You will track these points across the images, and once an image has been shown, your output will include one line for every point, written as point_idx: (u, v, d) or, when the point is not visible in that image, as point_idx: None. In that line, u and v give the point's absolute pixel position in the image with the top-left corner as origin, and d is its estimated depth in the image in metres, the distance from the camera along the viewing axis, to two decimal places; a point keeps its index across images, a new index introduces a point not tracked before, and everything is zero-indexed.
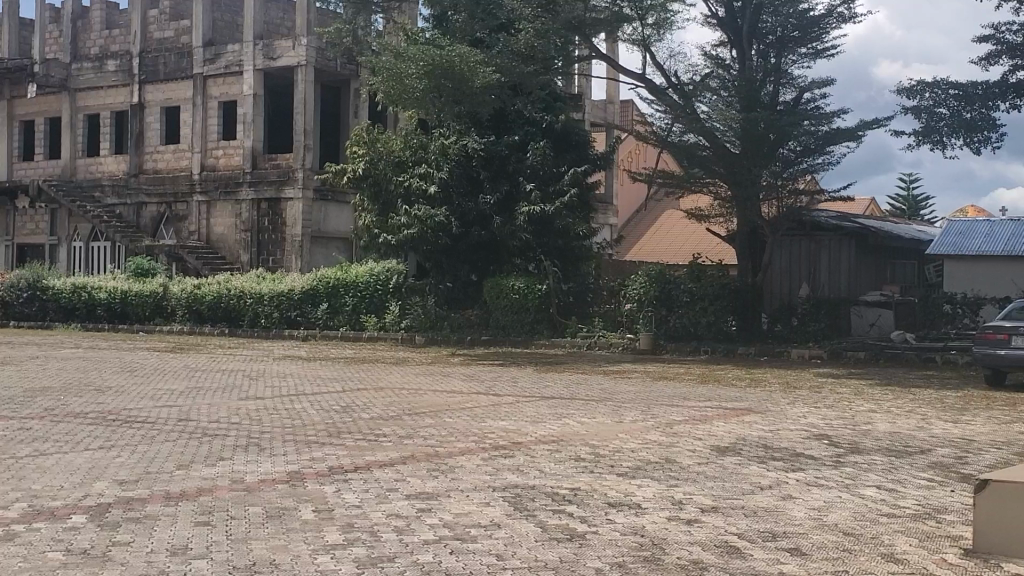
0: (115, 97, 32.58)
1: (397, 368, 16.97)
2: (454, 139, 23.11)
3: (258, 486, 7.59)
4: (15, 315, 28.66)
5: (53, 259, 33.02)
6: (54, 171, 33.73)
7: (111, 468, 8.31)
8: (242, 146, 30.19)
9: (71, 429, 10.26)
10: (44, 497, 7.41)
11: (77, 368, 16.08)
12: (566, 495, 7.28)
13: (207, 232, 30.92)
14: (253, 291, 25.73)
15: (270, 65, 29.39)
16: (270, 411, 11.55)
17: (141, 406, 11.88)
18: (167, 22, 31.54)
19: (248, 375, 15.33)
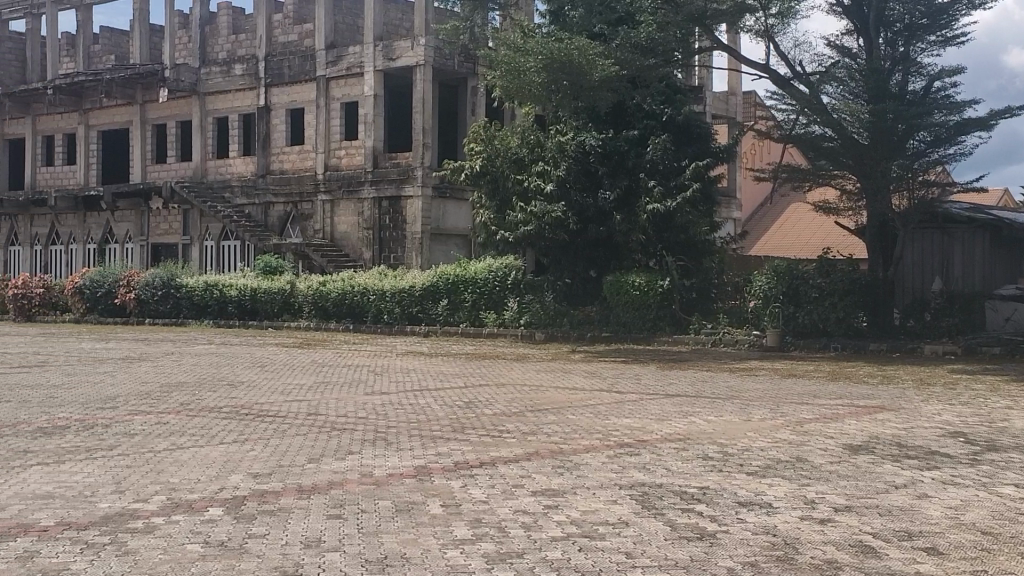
0: (243, 99, 33.35)
1: (519, 364, 17.01)
2: (572, 135, 23.22)
3: (387, 479, 7.71)
4: (151, 312, 29.71)
5: (185, 258, 33.99)
6: (186, 172, 34.67)
7: (245, 461, 8.52)
8: (363, 146, 30.63)
9: (207, 422, 10.56)
10: (182, 489, 7.64)
11: (209, 364, 16.50)
12: (696, 494, 7.21)
13: (331, 231, 31.39)
14: (376, 288, 26.10)
15: (389, 65, 29.83)
16: (396, 406, 11.70)
17: (273, 400, 12.15)
18: (291, 26, 32.25)
19: (374, 371, 15.55)
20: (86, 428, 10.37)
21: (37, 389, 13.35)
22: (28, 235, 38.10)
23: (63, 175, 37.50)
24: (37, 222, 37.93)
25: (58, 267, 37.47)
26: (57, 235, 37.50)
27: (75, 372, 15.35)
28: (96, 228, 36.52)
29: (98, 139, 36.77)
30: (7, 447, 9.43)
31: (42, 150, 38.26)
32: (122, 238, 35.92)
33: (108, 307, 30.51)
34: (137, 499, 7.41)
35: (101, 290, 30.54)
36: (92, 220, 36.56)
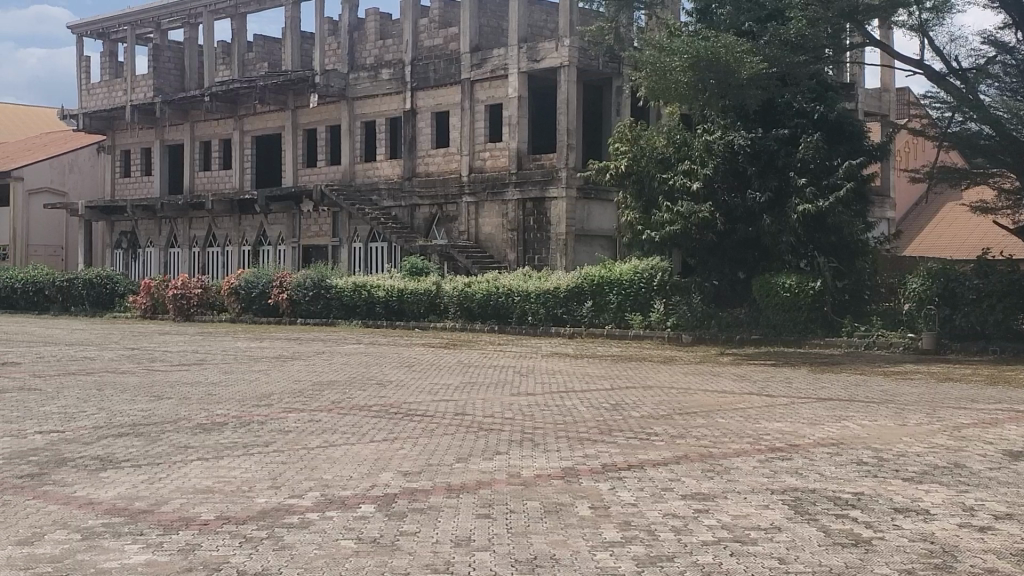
0: (390, 103, 33.94)
1: (666, 366, 16.89)
2: (720, 135, 22.90)
3: (536, 481, 7.73)
4: (302, 312, 30.48)
5: (335, 259, 34.80)
6: (336, 175, 35.44)
7: (395, 459, 8.67)
8: (508, 148, 30.81)
9: (358, 421, 10.77)
10: (335, 486, 7.80)
11: (359, 363, 16.84)
12: (849, 500, 7.04)
13: (477, 232, 31.65)
14: (521, 289, 26.18)
15: (534, 67, 29.99)
16: (542, 408, 11.73)
17: (421, 399, 12.32)
18: (437, 30, 32.65)
19: (519, 372, 15.61)
20: (243, 425, 10.70)
21: (196, 386, 13.84)
22: (186, 238, 39.50)
23: (220, 179, 38.77)
24: (195, 225, 39.30)
25: (215, 269, 38.76)
26: (213, 237, 38.79)
27: (233, 370, 15.85)
28: (250, 231, 37.64)
29: (252, 144, 37.88)
30: (168, 442, 9.79)
31: (199, 155, 39.62)
32: (274, 240, 36.94)
33: (261, 307, 31.43)
34: (292, 495, 7.60)
35: (255, 291, 31.46)
36: (246, 223, 37.69)
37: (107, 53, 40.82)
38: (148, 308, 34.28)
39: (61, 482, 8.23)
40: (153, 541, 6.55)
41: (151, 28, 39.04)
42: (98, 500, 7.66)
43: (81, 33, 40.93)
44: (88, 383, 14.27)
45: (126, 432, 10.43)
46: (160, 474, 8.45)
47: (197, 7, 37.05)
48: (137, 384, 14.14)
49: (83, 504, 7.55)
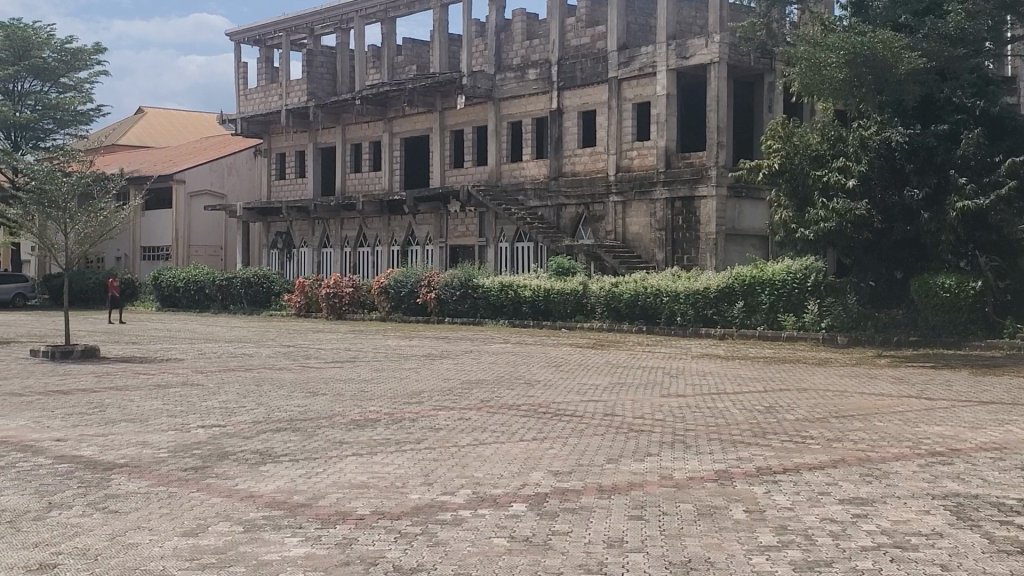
0: (536, 103, 34.07)
1: (820, 369, 16.53)
2: (876, 130, 22.24)
3: (688, 483, 7.66)
4: (450, 311, 30.86)
5: (482, 259, 35.12)
6: (483, 176, 35.70)
7: (545, 459, 8.69)
8: (656, 146, 30.59)
9: (507, 420, 10.84)
10: (487, 484, 7.87)
11: (508, 362, 16.95)
12: (1015, 506, 6.77)
13: (624, 232, 31.50)
14: (669, 290, 25.88)
15: (683, 64, 29.75)
16: (693, 410, 11.60)
17: (570, 399, 12.32)
18: (584, 29, 32.66)
19: (669, 373, 15.48)
20: (396, 422, 10.88)
21: (349, 383, 14.15)
22: (338, 238, 40.37)
23: (370, 180, 39.53)
24: (346, 225, 40.15)
25: (365, 269, 39.51)
26: (364, 237, 39.56)
27: (385, 367, 16.11)
28: (399, 231, 38.28)
29: (400, 146, 38.47)
30: (324, 438, 10.01)
31: (351, 157, 40.47)
32: (423, 241, 37.43)
33: (411, 306, 31.93)
34: (445, 492, 7.69)
35: (404, 290, 31.97)
36: (396, 223, 38.35)
37: (263, 59, 42.04)
38: (302, 306, 35.19)
39: (224, 475, 8.51)
40: (311, 535, 6.71)
41: (304, 34, 40.04)
42: (258, 493, 7.89)
43: (239, 40, 42.24)
44: (247, 379, 14.71)
45: (284, 427, 10.72)
46: (317, 468, 8.67)
47: (349, 12, 37.81)
48: (293, 380, 14.51)
49: (244, 497, 7.78)
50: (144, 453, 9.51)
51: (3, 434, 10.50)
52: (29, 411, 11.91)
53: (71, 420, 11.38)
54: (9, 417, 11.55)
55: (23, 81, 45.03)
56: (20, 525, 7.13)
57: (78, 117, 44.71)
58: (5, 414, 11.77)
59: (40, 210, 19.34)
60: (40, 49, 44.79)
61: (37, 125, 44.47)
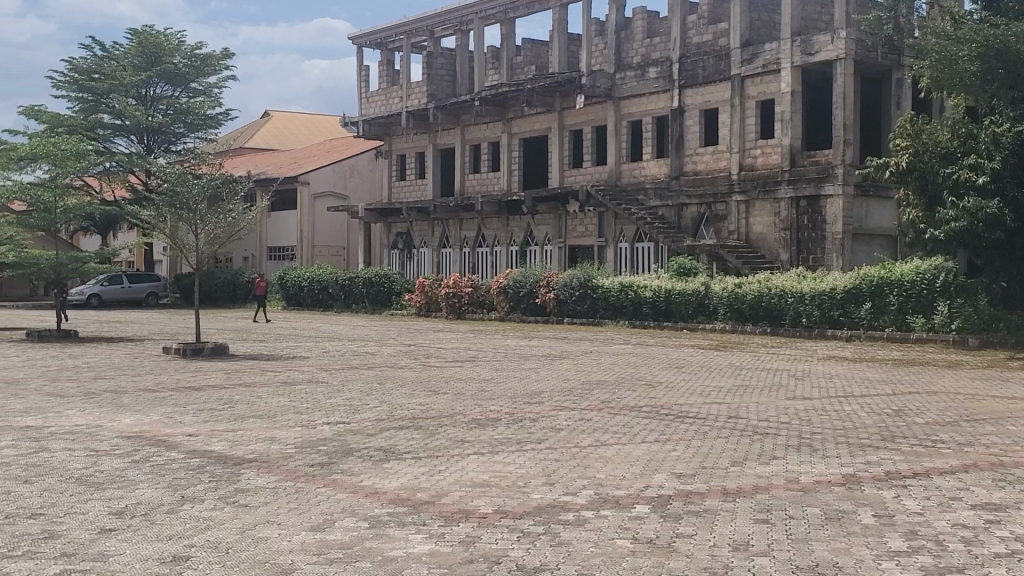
0: (656, 102, 33.82)
1: (951, 371, 16.10)
2: (1007, 126, 21.44)
3: (815, 487, 7.52)
4: (569, 311, 30.87)
5: (601, 259, 35.03)
6: (602, 176, 35.58)
7: (669, 461, 8.62)
8: (780, 144, 30.10)
9: (629, 421, 10.80)
10: (609, 485, 7.85)
11: (630, 363, 16.88)
12: None
13: (747, 232, 31.08)
14: (795, 291, 25.38)
15: (808, 60, 29.28)
16: (819, 413, 11.38)
17: (693, 401, 12.19)
18: (706, 26, 32.35)
19: (794, 375, 15.23)
20: (516, 422, 10.91)
21: (469, 382, 14.25)
22: (457, 238, 40.70)
23: (489, 181, 39.73)
24: (465, 226, 40.44)
25: (484, 269, 39.74)
26: (483, 238, 39.81)
27: (505, 367, 16.18)
28: (519, 231, 38.38)
29: (519, 146, 38.59)
30: (446, 436, 10.11)
31: (470, 158, 40.74)
32: (542, 241, 37.48)
33: (530, 306, 32.03)
34: (567, 492, 7.69)
35: (523, 289, 32.06)
36: (515, 224, 38.46)
37: (384, 62, 42.61)
38: (423, 306, 35.57)
39: (349, 471, 8.64)
40: (435, 532, 6.77)
41: (425, 36, 40.47)
42: (382, 489, 8.00)
43: (361, 44, 42.90)
44: (370, 377, 14.90)
45: (406, 424, 10.85)
46: (440, 466, 8.75)
47: (468, 14, 38.09)
48: (415, 379, 14.68)
49: (369, 493, 7.90)
50: (272, 449, 9.71)
51: (139, 429, 10.83)
52: (162, 407, 12.28)
53: (202, 415, 11.69)
54: (143, 412, 11.92)
55: (155, 87, 46.46)
56: (155, 517, 7.35)
57: (207, 121, 45.89)
58: (140, 409, 12.15)
59: (171, 211, 19.93)
60: (172, 55, 46.18)
61: (168, 130, 45.80)
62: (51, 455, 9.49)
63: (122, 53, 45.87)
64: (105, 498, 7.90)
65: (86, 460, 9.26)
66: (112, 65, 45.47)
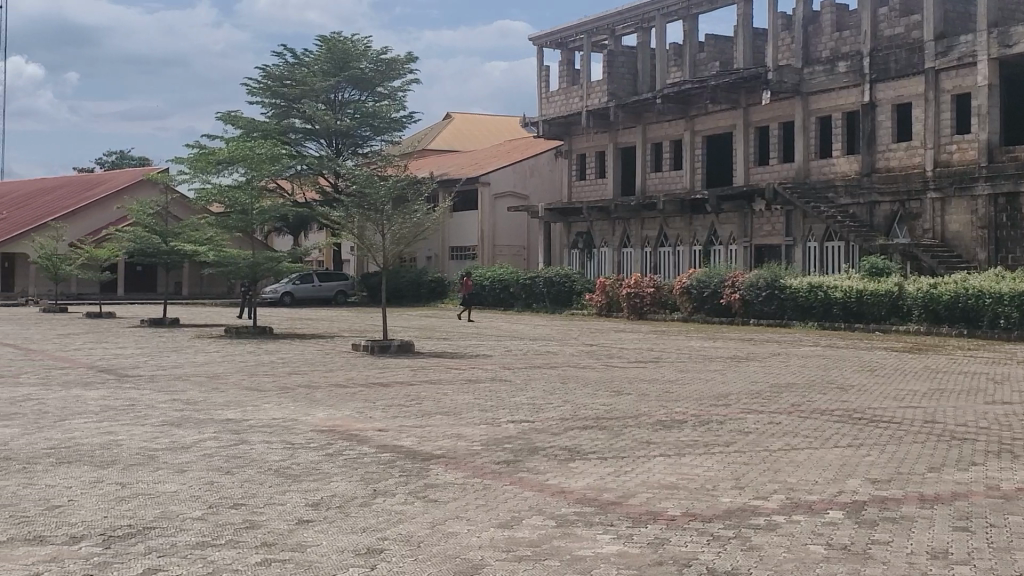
0: (846, 98, 32.89)
1: None
2: None
3: (1017, 495, 7.19)
4: (755, 312, 30.36)
5: (788, 259, 34.32)
6: (790, 173, 34.78)
7: (863, 466, 8.37)
8: (977, 140, 28.96)
9: (819, 425, 10.54)
10: (801, 490, 7.66)
11: (820, 365, 16.51)
12: None
13: (942, 230, 29.98)
14: (992, 291, 24.30)
15: (1005, 52, 28.19)
16: (1022, 418, 10.89)
17: (886, 405, 11.82)
18: (898, 19, 31.32)
19: (993, 378, 14.60)
20: (703, 423, 10.78)
21: (654, 383, 14.17)
22: (639, 238, 40.54)
23: (672, 179, 39.39)
24: (647, 225, 40.24)
25: (667, 269, 39.45)
26: (665, 237, 39.51)
27: (688, 368, 16.06)
28: (702, 231, 37.93)
29: (703, 145, 38.16)
30: (631, 437, 10.07)
31: (651, 157, 40.51)
32: (726, 240, 36.93)
33: (715, 307, 31.62)
34: (756, 496, 7.55)
35: (707, 289, 31.69)
36: (698, 223, 38.02)
37: (564, 61, 42.75)
38: (604, 306, 35.57)
39: (535, 469, 8.70)
40: (623, 533, 6.75)
41: (606, 35, 40.44)
42: (569, 489, 8.02)
43: (542, 44, 43.17)
44: (554, 376, 15.00)
45: (591, 425, 10.84)
46: (626, 467, 8.72)
47: (650, 11, 37.91)
48: (598, 379, 14.67)
49: (556, 492, 7.93)
50: (459, 445, 9.86)
51: (332, 423, 11.16)
52: (352, 402, 12.63)
53: (391, 411, 11.96)
54: (334, 408, 12.29)
55: (344, 91, 47.79)
56: (348, 510, 7.55)
57: (392, 124, 46.90)
58: (333, 404, 12.53)
59: (360, 212, 20.48)
60: (359, 60, 47.46)
61: (355, 133, 46.98)
62: (251, 448, 9.86)
63: (313, 59, 47.41)
64: (301, 490, 8.17)
65: (284, 453, 9.60)
66: (302, 72, 47.05)
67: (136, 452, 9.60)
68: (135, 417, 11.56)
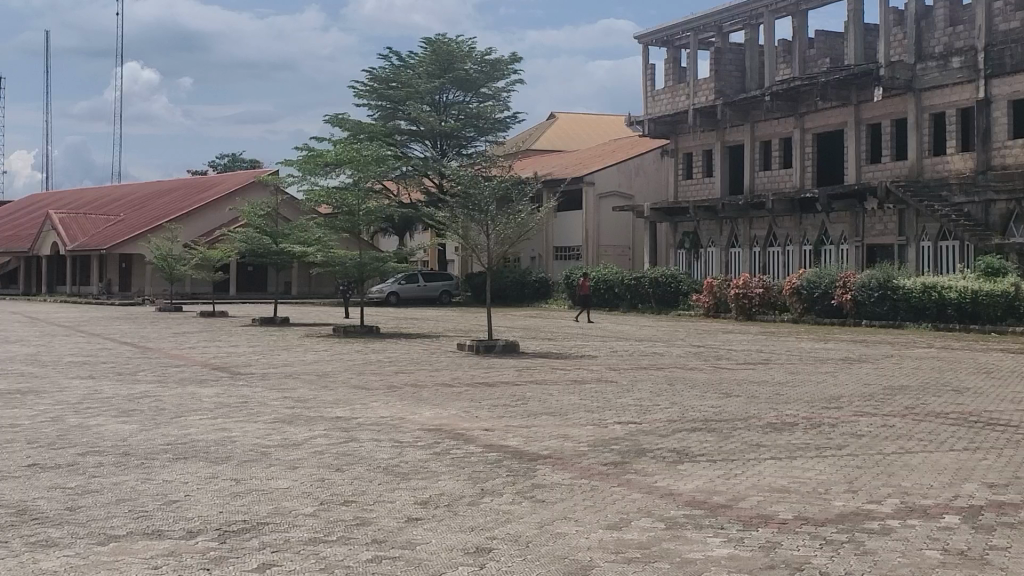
0: (960, 93, 32.07)
1: None
2: None
3: None
4: (867, 314, 29.78)
5: (901, 259, 33.59)
6: (903, 171, 33.96)
7: (979, 471, 8.13)
8: None
9: (934, 428, 10.28)
10: (916, 494, 7.49)
11: (935, 367, 16.13)
12: None
13: None
14: None
15: None
16: None
17: (1004, 409, 11.49)
18: (1013, 13, 30.61)
19: None
20: (814, 426, 10.60)
21: (764, 385, 13.97)
22: (747, 237, 40.08)
23: (781, 178, 38.81)
24: (755, 224, 39.77)
25: (776, 269, 38.90)
26: (774, 237, 38.99)
27: (798, 370, 15.83)
28: (812, 230, 37.29)
29: (813, 142, 37.55)
30: (741, 439, 9.94)
31: (759, 155, 39.99)
32: (837, 240, 36.25)
33: (826, 308, 31.10)
34: (870, 500, 7.40)
35: (818, 290, 31.16)
36: (807, 222, 37.41)
37: (670, 60, 42.44)
38: (711, 306, 35.22)
39: (642, 471, 8.64)
40: (734, 536, 6.66)
41: (713, 32, 40.05)
42: (678, 491, 7.94)
43: (647, 43, 42.91)
44: (661, 377, 14.90)
45: (699, 427, 10.73)
46: (736, 470, 8.61)
47: (758, 8, 37.45)
48: (707, 380, 14.52)
49: (665, 494, 7.87)
50: (565, 446, 9.85)
51: (438, 423, 11.20)
52: (459, 401, 12.69)
53: (498, 411, 11.99)
54: (441, 407, 12.37)
55: (448, 93, 48.14)
56: (457, 509, 7.59)
57: (497, 124, 47.07)
58: (439, 403, 12.61)
59: (465, 212, 20.60)
60: (463, 62, 47.78)
61: (459, 134, 47.28)
62: (360, 445, 9.97)
63: (418, 61, 47.86)
64: (410, 488, 8.24)
65: (392, 451, 9.70)
66: (407, 74, 47.54)
67: (249, 449, 9.78)
68: (248, 414, 11.79)
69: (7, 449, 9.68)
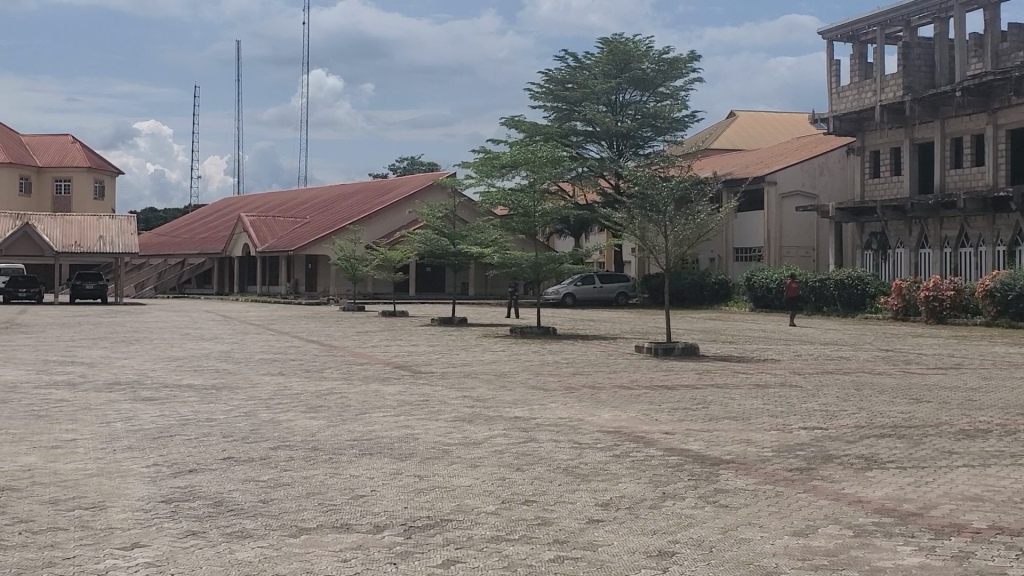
0: None
1: None
2: None
3: None
4: None
5: None
6: None
7: None
8: None
9: None
10: None
11: None
12: None
13: None
14: None
15: None
16: None
17: None
18: None
19: None
20: (1011, 433, 10.14)
21: (956, 391, 13.42)
22: (937, 238, 38.63)
23: (972, 176, 37.17)
24: (947, 224, 38.31)
25: (968, 270, 37.38)
26: (966, 237, 37.48)
27: (992, 375, 15.18)
28: (1006, 230, 35.65)
29: (1006, 139, 35.85)
30: (933, 446, 9.56)
31: (950, 152, 38.45)
32: None
33: (1020, 310, 29.74)
34: None
35: (1013, 292, 29.75)
36: (1001, 222, 35.80)
37: (855, 55, 41.32)
38: (900, 309, 34.11)
39: (830, 478, 8.42)
40: (924, 544, 6.42)
41: (900, 27, 38.85)
42: (867, 498, 7.71)
43: (830, 38, 41.90)
44: (847, 382, 14.48)
45: (889, 433, 10.39)
46: (927, 478, 8.29)
47: (949, 1, 36.10)
48: (895, 385, 14.08)
49: (853, 501, 7.64)
50: (749, 450, 9.69)
51: (618, 424, 11.19)
52: (638, 404, 12.63)
53: (677, 414, 11.88)
54: (620, 408, 12.35)
55: (625, 93, 48.04)
56: (639, 511, 7.54)
57: (674, 124, 46.66)
58: (618, 405, 12.59)
59: (643, 213, 20.50)
60: (640, 62, 47.56)
61: (636, 134, 47.11)
62: (539, 446, 10.03)
63: (594, 62, 47.90)
64: (591, 488, 8.24)
65: (572, 452, 9.71)
66: (584, 75, 47.63)
67: (431, 446, 9.95)
68: (431, 412, 12.00)
69: (203, 442, 10.09)
